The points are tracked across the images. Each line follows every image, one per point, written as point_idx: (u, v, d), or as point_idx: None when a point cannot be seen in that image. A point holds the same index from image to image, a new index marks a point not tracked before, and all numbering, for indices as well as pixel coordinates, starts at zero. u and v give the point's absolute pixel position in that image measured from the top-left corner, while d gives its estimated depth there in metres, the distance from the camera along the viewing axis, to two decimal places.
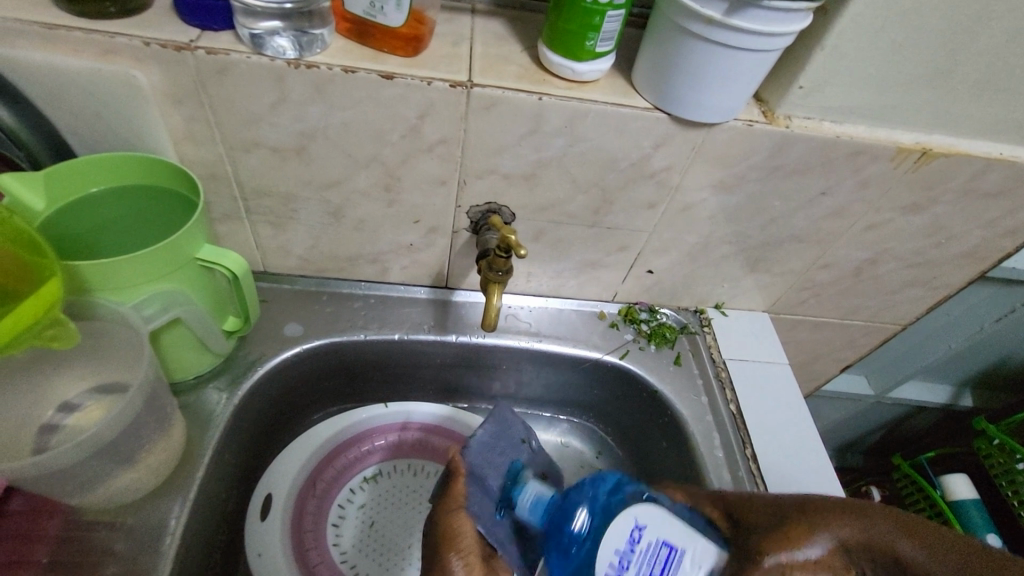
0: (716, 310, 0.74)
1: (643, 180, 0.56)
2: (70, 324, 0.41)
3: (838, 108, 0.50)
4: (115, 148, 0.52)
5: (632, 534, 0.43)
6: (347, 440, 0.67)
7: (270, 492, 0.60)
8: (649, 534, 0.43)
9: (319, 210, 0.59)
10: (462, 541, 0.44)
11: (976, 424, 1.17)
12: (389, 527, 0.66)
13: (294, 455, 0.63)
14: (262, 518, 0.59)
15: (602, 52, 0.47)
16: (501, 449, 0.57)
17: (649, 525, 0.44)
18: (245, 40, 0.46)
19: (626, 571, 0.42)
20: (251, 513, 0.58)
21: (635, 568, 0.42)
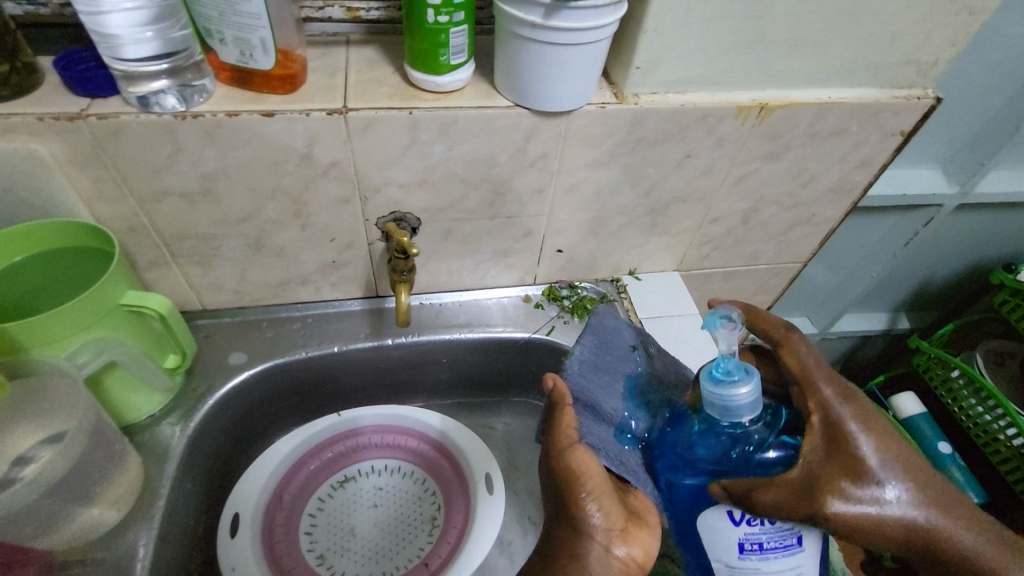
0: (631, 276, 0.80)
1: (525, 170, 0.61)
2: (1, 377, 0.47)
3: (678, 81, 0.57)
4: (33, 217, 0.56)
5: (796, 532, 0.46)
6: (307, 453, 0.72)
7: (237, 511, 0.64)
8: (796, 539, 0.46)
9: (239, 244, 0.64)
10: (589, 482, 0.48)
11: (912, 342, 1.25)
12: (359, 526, 0.70)
13: (257, 474, 0.67)
14: (232, 536, 0.63)
15: (458, 63, 0.53)
16: (605, 369, 0.58)
17: (806, 553, 0.46)
18: (132, 103, 0.51)
19: (739, 525, 0.46)
20: (220, 533, 0.62)
21: (760, 536, 0.45)
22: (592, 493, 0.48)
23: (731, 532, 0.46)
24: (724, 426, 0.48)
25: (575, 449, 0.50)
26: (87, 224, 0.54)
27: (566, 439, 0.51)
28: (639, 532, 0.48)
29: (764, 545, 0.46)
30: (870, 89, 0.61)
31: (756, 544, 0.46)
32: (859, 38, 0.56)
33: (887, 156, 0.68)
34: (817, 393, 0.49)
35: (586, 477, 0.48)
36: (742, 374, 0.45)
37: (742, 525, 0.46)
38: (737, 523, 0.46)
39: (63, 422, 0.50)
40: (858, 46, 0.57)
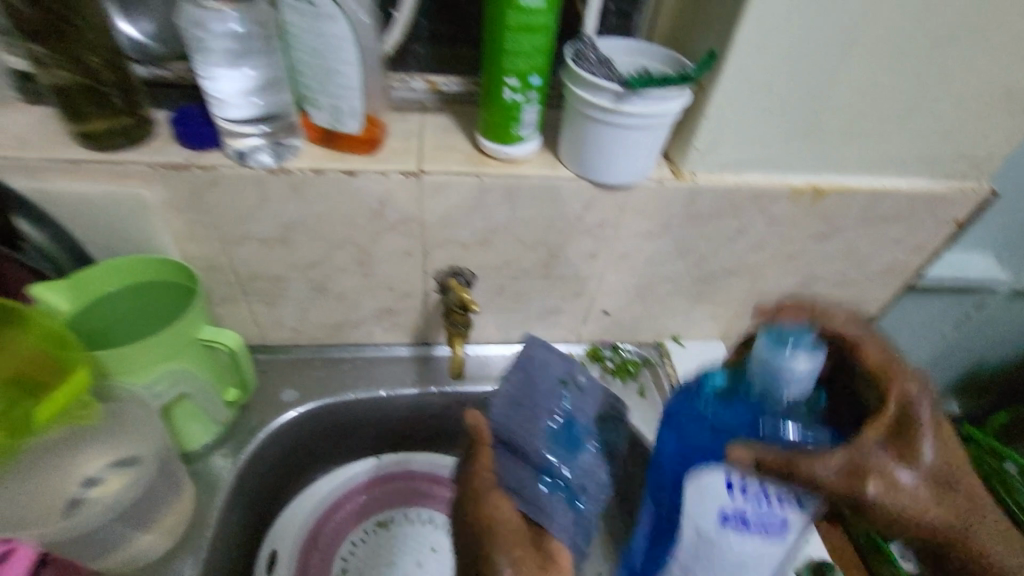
0: (675, 341, 0.81)
1: (581, 235, 0.64)
2: (96, 405, 0.50)
3: (735, 162, 0.59)
4: (128, 252, 0.61)
5: (786, 501, 0.42)
6: (332, 494, 0.73)
7: (275, 548, 0.67)
8: (789, 515, 0.43)
9: (304, 286, 0.68)
10: (502, 531, 0.48)
11: (962, 428, 1.19)
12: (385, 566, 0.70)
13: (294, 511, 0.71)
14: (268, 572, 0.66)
15: (527, 135, 0.57)
16: (538, 410, 0.53)
17: (790, 523, 0.43)
18: (231, 156, 0.56)
19: (732, 499, 0.42)
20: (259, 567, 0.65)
21: (742, 500, 0.42)
22: (506, 539, 0.48)
23: (718, 498, 0.42)
24: (754, 395, 0.43)
25: (491, 500, 0.50)
26: (175, 261, 0.58)
27: (483, 484, 0.51)
28: (549, 544, 0.49)
29: (754, 503, 0.42)
30: (923, 179, 0.63)
31: (741, 516, 0.42)
32: (913, 132, 0.58)
33: (940, 243, 0.68)
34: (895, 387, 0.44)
35: (499, 522, 0.49)
36: (806, 346, 0.42)
37: (732, 491, 0.42)
38: (730, 489, 0.42)
39: (132, 447, 0.53)
40: (912, 139, 0.59)
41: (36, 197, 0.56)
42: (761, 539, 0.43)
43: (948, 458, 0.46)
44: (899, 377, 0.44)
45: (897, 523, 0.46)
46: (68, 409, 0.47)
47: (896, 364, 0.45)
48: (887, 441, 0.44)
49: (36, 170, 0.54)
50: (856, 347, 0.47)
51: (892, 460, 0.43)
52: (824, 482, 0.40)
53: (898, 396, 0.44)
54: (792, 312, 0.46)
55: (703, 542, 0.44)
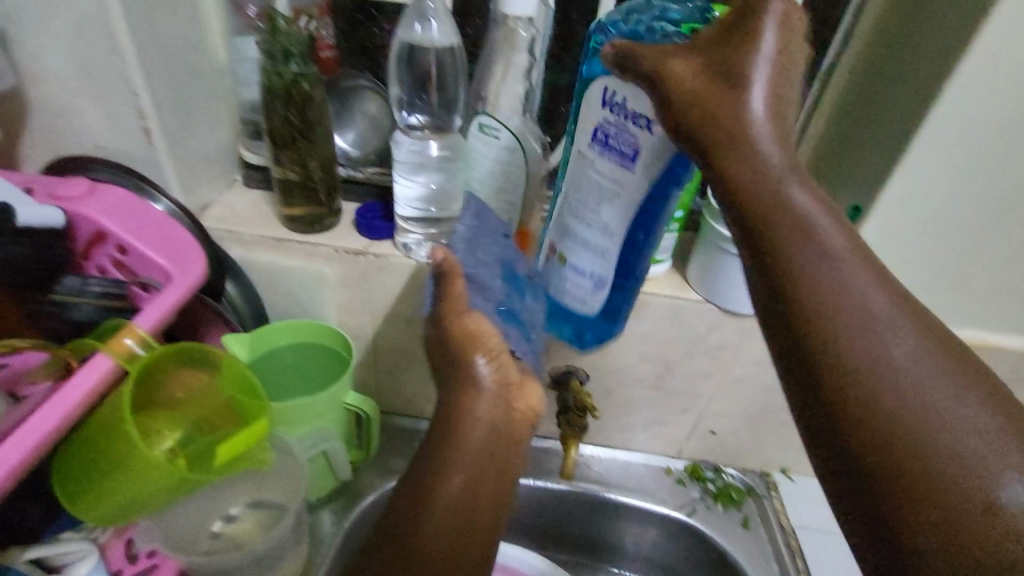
0: (782, 474, 0.77)
1: (701, 354, 0.66)
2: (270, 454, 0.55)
3: None
4: (296, 314, 0.71)
5: (631, 150, 0.47)
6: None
7: None
8: (631, 112, 0.46)
9: (430, 364, 0.74)
10: (484, 343, 0.45)
11: None
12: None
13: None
14: None
15: (661, 257, 0.61)
16: (490, 241, 0.55)
17: (642, 154, 0.47)
18: (399, 247, 0.65)
19: (606, 127, 0.48)
20: None
21: (614, 113, 0.47)
22: (484, 348, 0.45)
23: (596, 110, 0.49)
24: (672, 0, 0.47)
25: (466, 315, 0.46)
26: (336, 330, 0.67)
27: (455, 301, 0.46)
28: (529, 386, 0.46)
29: (623, 144, 0.47)
30: None
31: (604, 136, 0.49)
32: None
33: None
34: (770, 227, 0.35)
35: (485, 336, 0.46)
36: None
37: (608, 108, 0.48)
38: (602, 109, 0.48)
39: (272, 494, 0.61)
40: None
41: (241, 263, 0.68)
42: (615, 159, 0.48)
43: (863, 351, 0.32)
44: (762, 126, 0.37)
45: (868, 429, 0.32)
46: (234, 457, 0.51)
47: (763, 175, 0.36)
48: (743, 237, 0.37)
49: (248, 243, 0.67)
50: (743, 36, 0.38)
51: (757, 84, 0.37)
52: (723, 175, 0.37)
53: (784, 48, 0.38)
54: (716, 111, 0.38)
55: (625, 180, 0.48)
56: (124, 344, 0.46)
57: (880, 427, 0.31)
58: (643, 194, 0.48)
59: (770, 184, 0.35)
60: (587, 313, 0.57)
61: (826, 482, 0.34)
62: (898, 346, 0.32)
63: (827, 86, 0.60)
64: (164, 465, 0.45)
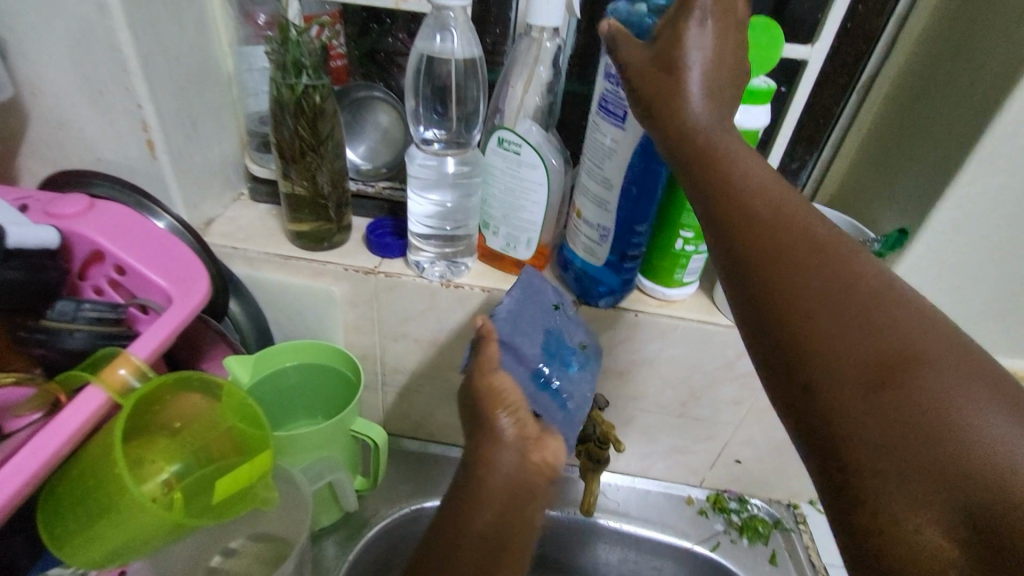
0: (811, 505, 0.73)
1: (728, 380, 0.62)
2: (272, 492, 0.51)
3: None
4: (302, 334, 0.68)
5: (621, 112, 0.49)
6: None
7: None
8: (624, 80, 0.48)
9: (441, 387, 0.71)
10: (508, 398, 0.43)
11: None
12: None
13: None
14: None
15: (688, 280, 0.58)
16: (533, 315, 0.53)
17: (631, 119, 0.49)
18: (412, 266, 0.62)
19: (608, 89, 0.50)
20: None
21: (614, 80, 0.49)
22: (506, 403, 0.42)
23: (602, 77, 0.51)
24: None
25: (494, 371, 0.44)
26: (344, 352, 0.63)
27: (486, 358, 0.45)
28: (550, 440, 0.42)
29: (618, 101, 0.49)
30: None
31: (605, 102, 0.51)
32: None
33: None
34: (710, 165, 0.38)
35: (505, 393, 0.43)
36: None
37: (607, 74, 0.49)
38: (605, 79, 0.50)
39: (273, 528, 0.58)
40: None
41: (245, 280, 0.65)
42: (609, 122, 0.51)
43: (801, 279, 0.33)
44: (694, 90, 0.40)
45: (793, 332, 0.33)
46: (232, 496, 0.48)
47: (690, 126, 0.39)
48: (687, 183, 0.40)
49: (253, 260, 0.63)
50: (675, 24, 0.40)
51: (695, 68, 0.40)
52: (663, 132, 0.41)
53: (727, 53, 0.40)
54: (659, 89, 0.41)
55: (620, 140, 0.50)
56: (118, 375, 0.43)
57: (813, 335, 0.32)
58: (635, 152, 0.50)
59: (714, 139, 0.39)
60: (594, 263, 0.57)
61: (780, 408, 0.34)
62: (834, 265, 0.33)
63: (865, 102, 0.57)
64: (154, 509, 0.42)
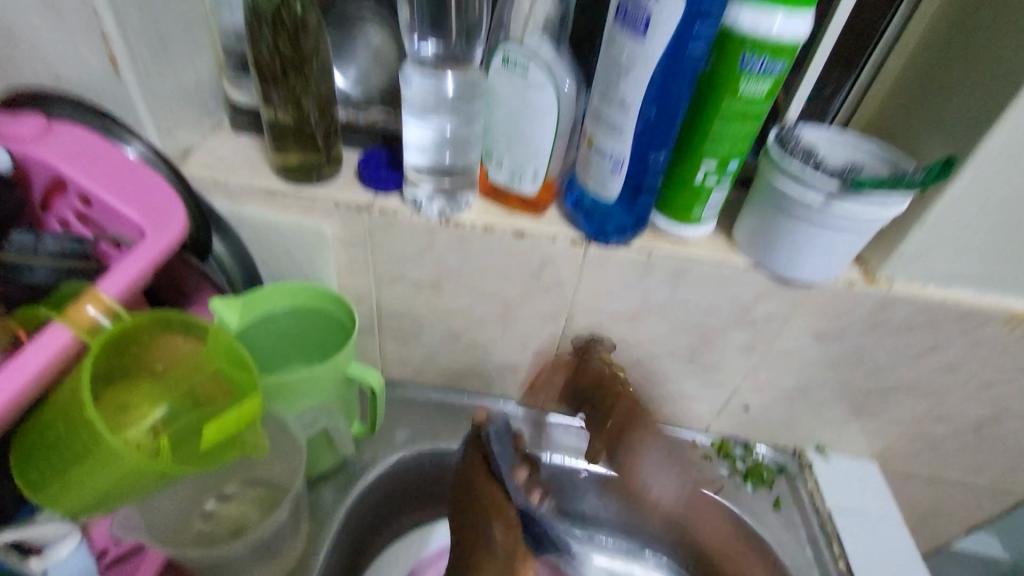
0: (817, 452, 0.72)
1: (742, 326, 0.59)
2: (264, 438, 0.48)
3: (945, 275, 0.53)
4: (293, 276, 0.64)
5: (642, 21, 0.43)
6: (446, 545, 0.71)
7: None
8: None
9: (441, 332, 0.68)
10: (502, 513, 0.57)
11: None
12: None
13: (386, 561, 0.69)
14: None
15: (707, 217, 0.54)
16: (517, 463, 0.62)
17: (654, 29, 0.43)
18: (408, 202, 0.57)
19: None
20: None
21: None
22: None
23: None
24: None
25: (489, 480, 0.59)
26: (337, 294, 0.60)
27: (478, 477, 0.59)
28: None
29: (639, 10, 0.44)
30: None
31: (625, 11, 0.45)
32: None
33: None
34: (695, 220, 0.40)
35: (502, 508, 0.57)
36: None
37: None
38: None
39: (270, 472, 0.56)
40: None
41: (228, 216, 0.61)
42: (628, 35, 0.45)
43: None
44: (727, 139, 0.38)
45: None
46: (220, 443, 0.45)
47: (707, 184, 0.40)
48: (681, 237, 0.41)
49: (236, 194, 0.59)
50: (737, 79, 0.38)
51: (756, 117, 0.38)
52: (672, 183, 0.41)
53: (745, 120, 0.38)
54: None
55: (637, 56, 0.45)
56: (87, 314, 0.40)
57: None
58: (656, 67, 0.44)
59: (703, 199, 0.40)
60: (607, 199, 0.53)
61: None
62: None
63: (913, 15, 0.51)
64: (129, 454, 0.39)
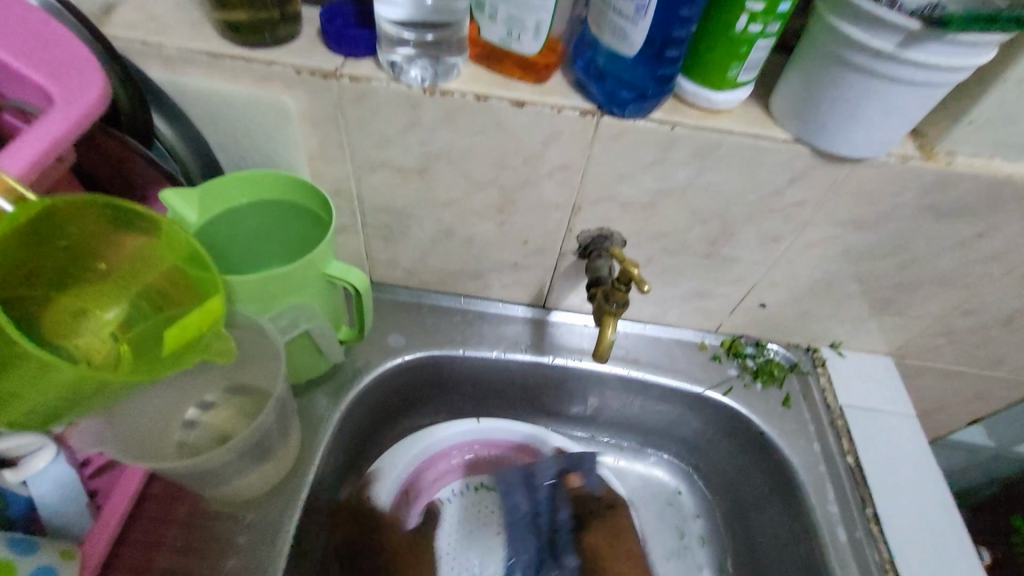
0: (832, 349, 0.69)
1: (771, 213, 0.53)
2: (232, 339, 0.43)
3: (1017, 146, 0.45)
4: (257, 165, 0.56)
5: None
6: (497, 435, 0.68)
7: (372, 494, 0.62)
8: None
9: (430, 227, 0.60)
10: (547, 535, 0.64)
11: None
12: (475, 540, 0.65)
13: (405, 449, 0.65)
14: (364, 520, 0.60)
15: (744, 81, 0.45)
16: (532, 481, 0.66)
17: None
18: (384, 68, 0.48)
19: None
20: (353, 515, 0.60)
21: None
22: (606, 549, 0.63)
23: None
24: None
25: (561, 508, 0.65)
26: (309, 183, 0.52)
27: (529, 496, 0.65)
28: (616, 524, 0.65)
29: None
30: None
31: None
32: None
33: None
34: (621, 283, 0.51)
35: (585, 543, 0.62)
36: None
37: None
38: None
39: (252, 379, 0.52)
40: None
41: (170, 90, 0.50)
42: None
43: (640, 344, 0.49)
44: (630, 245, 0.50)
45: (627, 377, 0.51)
46: (180, 348, 0.40)
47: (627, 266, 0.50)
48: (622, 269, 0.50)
49: (173, 60, 0.48)
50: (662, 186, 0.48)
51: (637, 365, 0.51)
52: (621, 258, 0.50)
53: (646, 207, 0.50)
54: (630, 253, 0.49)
55: None
56: None
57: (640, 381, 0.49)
58: None
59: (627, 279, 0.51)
60: (626, 55, 0.43)
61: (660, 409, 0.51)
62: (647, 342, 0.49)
63: None
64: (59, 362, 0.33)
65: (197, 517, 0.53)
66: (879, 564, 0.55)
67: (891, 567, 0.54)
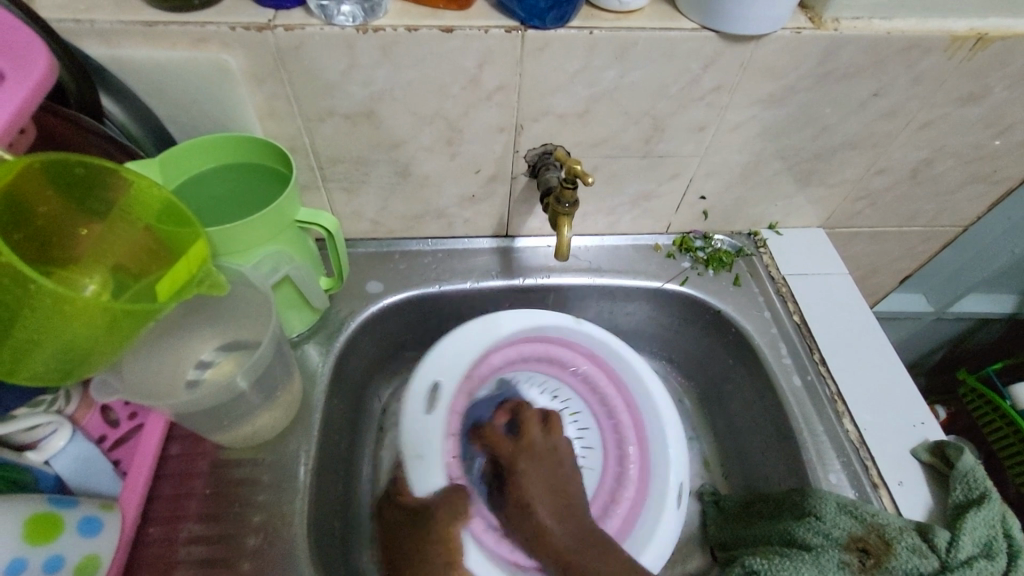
0: (771, 230, 0.76)
1: (692, 104, 0.58)
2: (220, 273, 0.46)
3: (886, 4, 0.52)
4: (208, 132, 0.58)
5: None
6: (602, 354, 0.67)
7: (438, 379, 0.61)
8: None
9: (387, 171, 0.63)
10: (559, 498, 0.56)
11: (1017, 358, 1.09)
12: None
13: (476, 329, 0.64)
14: (428, 411, 0.60)
15: None
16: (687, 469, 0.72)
17: None
18: (316, 14, 0.50)
19: None
20: (418, 401, 0.60)
21: None
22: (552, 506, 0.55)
23: None
24: None
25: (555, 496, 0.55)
26: (266, 140, 0.54)
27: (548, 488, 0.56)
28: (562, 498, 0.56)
29: None
30: None
31: None
32: None
33: None
34: (559, 216, 0.58)
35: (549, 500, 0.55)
36: None
37: None
38: None
39: (245, 333, 0.55)
40: None
41: (111, 66, 0.51)
42: None
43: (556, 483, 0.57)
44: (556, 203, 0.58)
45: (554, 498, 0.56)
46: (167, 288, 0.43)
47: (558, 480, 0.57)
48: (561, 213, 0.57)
49: (108, 33, 0.49)
50: (567, 215, 0.58)
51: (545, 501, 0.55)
52: (556, 207, 0.58)
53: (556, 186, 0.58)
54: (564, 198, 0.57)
55: None
56: None
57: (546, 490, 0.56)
58: None
59: (557, 210, 0.58)
60: None
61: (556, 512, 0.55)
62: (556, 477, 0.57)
63: None
64: (77, 296, 0.37)
65: (220, 469, 0.57)
66: (830, 397, 0.62)
67: (841, 400, 0.62)
